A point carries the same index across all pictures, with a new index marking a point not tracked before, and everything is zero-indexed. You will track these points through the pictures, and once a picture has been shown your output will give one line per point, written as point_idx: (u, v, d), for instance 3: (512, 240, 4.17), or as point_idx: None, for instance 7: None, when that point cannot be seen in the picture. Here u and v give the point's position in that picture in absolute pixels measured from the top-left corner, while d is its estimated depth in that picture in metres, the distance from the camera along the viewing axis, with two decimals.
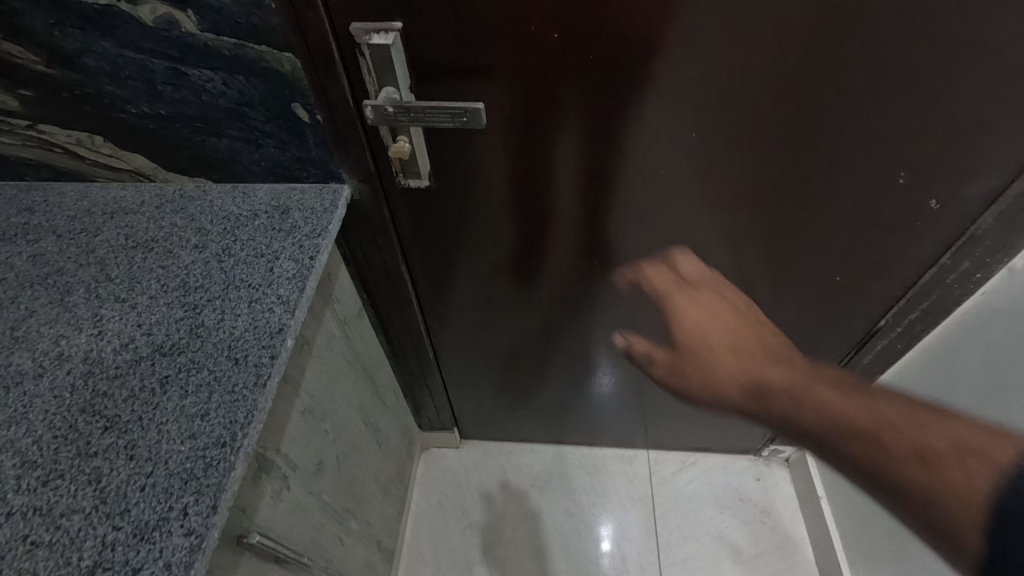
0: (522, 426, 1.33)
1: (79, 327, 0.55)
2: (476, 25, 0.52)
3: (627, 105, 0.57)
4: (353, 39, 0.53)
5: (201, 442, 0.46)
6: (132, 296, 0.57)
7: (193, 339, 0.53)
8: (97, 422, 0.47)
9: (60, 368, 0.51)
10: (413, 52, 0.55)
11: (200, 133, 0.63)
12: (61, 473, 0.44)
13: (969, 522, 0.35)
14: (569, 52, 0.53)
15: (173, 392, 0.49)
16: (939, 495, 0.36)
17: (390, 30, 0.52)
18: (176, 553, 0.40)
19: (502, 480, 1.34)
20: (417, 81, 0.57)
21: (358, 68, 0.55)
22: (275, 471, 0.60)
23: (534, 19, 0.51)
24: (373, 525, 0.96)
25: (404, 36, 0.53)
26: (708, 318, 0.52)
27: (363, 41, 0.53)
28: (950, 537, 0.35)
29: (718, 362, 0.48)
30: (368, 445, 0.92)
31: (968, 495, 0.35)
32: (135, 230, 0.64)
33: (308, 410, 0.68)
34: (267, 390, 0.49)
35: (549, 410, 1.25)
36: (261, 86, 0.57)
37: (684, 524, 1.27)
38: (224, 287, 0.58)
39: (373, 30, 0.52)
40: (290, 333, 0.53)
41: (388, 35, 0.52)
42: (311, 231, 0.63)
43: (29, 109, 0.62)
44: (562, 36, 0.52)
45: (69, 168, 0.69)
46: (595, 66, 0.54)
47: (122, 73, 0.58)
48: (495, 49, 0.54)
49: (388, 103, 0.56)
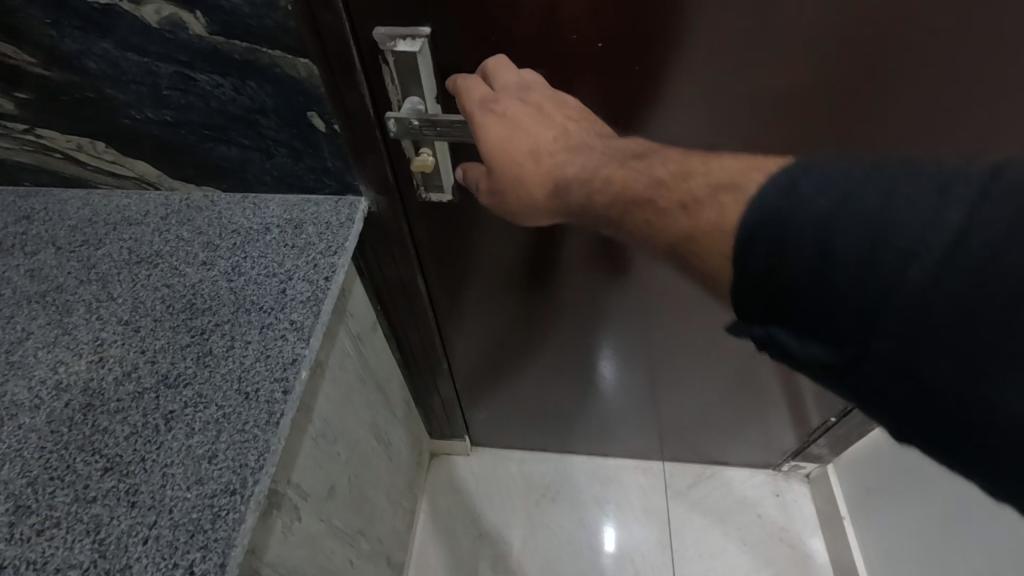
0: (535, 434, 1.29)
1: (78, 352, 0.51)
2: (512, 31, 0.47)
3: (673, 121, 0.52)
4: (376, 45, 0.49)
5: (209, 489, 0.42)
6: (136, 319, 0.53)
7: (200, 369, 0.49)
8: (97, 463, 0.44)
9: (58, 399, 0.48)
10: (441, 59, 0.50)
11: (208, 140, 0.59)
12: (57, 521, 0.41)
13: (719, 259, 0.32)
14: (613, 62, 0.49)
15: (178, 430, 0.46)
16: (691, 236, 0.33)
17: (418, 36, 0.47)
18: None
19: (514, 489, 1.31)
20: (444, 91, 0.53)
21: (380, 76, 0.51)
22: (285, 504, 0.57)
23: (577, 26, 0.46)
24: (383, 542, 0.93)
25: (432, 42, 0.49)
26: (530, 126, 0.45)
27: (387, 48, 0.48)
28: (710, 276, 0.33)
29: (526, 174, 0.45)
30: (380, 461, 0.89)
31: (716, 237, 0.32)
32: (140, 244, 0.60)
33: (320, 435, 0.65)
34: (279, 430, 0.46)
35: (564, 420, 1.22)
36: (274, 93, 0.53)
37: (699, 539, 1.23)
38: (233, 311, 0.54)
39: (399, 36, 0.47)
40: (304, 365, 0.49)
41: (415, 41, 0.48)
42: (326, 249, 0.59)
43: (25, 112, 0.58)
44: (607, 44, 0.47)
45: (69, 173, 0.65)
46: (642, 78, 0.49)
47: (124, 77, 0.53)
48: (531, 57, 0.49)
49: (412, 114, 0.52)
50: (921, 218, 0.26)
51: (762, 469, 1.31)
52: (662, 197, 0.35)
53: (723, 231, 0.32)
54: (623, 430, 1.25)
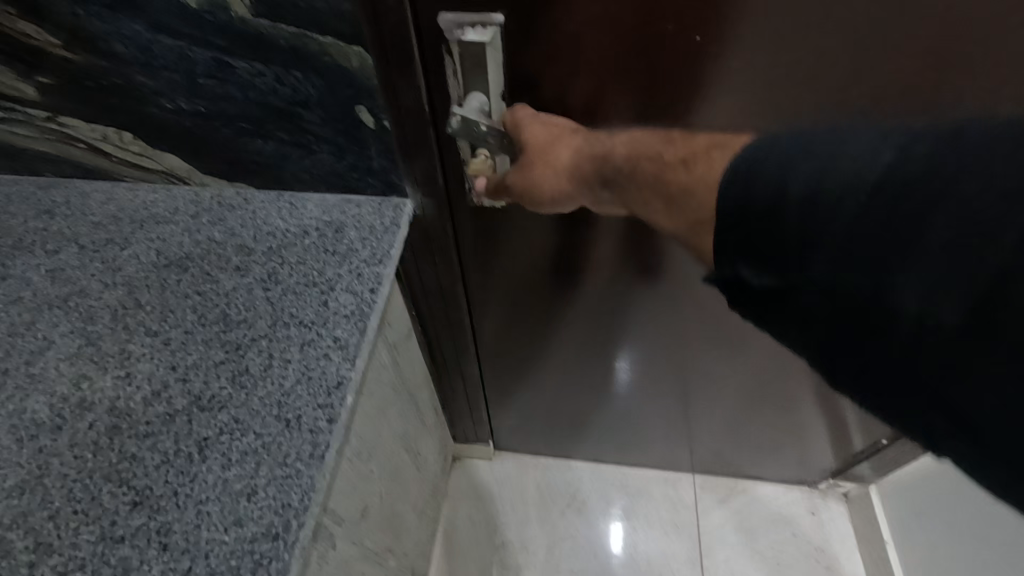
0: (562, 441, 1.25)
1: (104, 366, 0.47)
2: (598, 22, 0.42)
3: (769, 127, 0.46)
4: (441, 33, 0.43)
5: (248, 532, 0.38)
6: (165, 330, 0.49)
7: (235, 390, 0.45)
8: (124, 496, 0.40)
9: (81, 420, 0.43)
10: (513, 51, 0.45)
11: (244, 134, 0.53)
12: (81, 563, 0.37)
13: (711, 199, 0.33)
14: (711, 61, 0.43)
15: (213, 461, 0.41)
16: (684, 182, 0.35)
17: (488, 24, 0.42)
18: None
19: (537, 497, 1.27)
20: (510, 88, 0.47)
21: (441, 69, 0.46)
22: (321, 532, 0.52)
23: (675, 18, 0.41)
24: (409, 555, 0.90)
25: (505, 31, 0.43)
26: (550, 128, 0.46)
27: (453, 37, 0.43)
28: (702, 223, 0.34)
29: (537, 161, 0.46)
30: (409, 473, 0.85)
31: (708, 179, 0.34)
32: (168, 244, 0.56)
33: (357, 454, 0.60)
34: (325, 464, 0.41)
35: (593, 428, 1.18)
36: (321, 85, 0.48)
37: (731, 557, 1.19)
38: (271, 324, 0.49)
39: (467, 23, 0.42)
40: (350, 390, 0.45)
41: (484, 30, 0.42)
42: (370, 257, 0.54)
43: (47, 99, 0.53)
44: (708, 38, 0.41)
45: (92, 165, 0.60)
46: (741, 78, 0.44)
47: (156, 62, 0.48)
48: (617, 52, 0.43)
49: (479, 112, 0.46)
50: (871, 147, 0.27)
51: (798, 486, 1.25)
52: (662, 157, 0.38)
53: (708, 186, 0.34)
54: (653, 440, 1.20)
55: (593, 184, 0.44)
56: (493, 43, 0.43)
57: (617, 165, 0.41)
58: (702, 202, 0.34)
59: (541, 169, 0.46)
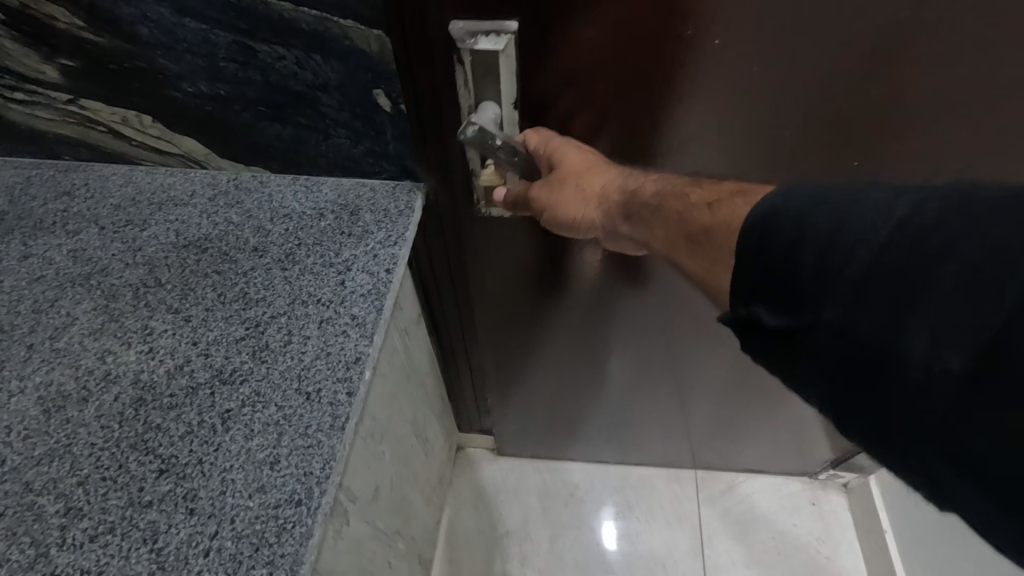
0: (566, 443, 1.25)
1: (127, 341, 0.48)
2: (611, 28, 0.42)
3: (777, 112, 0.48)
4: (452, 42, 0.44)
5: (272, 498, 0.39)
6: (186, 307, 0.50)
7: (256, 365, 0.46)
8: (151, 463, 0.41)
9: (107, 392, 0.45)
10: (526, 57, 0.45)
11: (263, 118, 0.55)
12: (111, 527, 0.38)
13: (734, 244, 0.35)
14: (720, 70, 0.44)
15: (237, 432, 0.42)
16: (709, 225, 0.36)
17: (503, 33, 0.43)
18: None
19: (541, 487, 1.28)
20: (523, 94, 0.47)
21: (452, 78, 0.47)
22: (337, 508, 0.54)
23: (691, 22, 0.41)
24: (416, 539, 0.91)
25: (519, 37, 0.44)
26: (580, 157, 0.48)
27: (466, 44, 0.44)
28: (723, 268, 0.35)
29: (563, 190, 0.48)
30: (417, 458, 0.86)
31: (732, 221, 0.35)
32: (187, 226, 0.57)
33: (369, 434, 0.61)
34: (346, 435, 0.42)
35: (597, 428, 1.17)
36: (340, 69, 0.49)
37: (733, 546, 1.20)
38: (289, 302, 0.50)
39: (481, 32, 0.43)
40: (369, 364, 0.46)
41: (498, 39, 0.43)
42: (386, 239, 0.55)
43: (70, 82, 0.54)
44: (723, 42, 0.42)
45: (111, 149, 0.61)
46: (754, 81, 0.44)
47: (180, 46, 0.49)
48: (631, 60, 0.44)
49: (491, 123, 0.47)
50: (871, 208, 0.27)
51: (798, 477, 1.27)
52: (688, 198, 0.40)
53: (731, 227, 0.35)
54: (656, 440, 1.21)
55: (617, 215, 0.45)
56: (506, 52, 0.44)
57: (646, 201, 0.43)
58: (725, 242, 0.35)
59: (569, 193, 0.47)
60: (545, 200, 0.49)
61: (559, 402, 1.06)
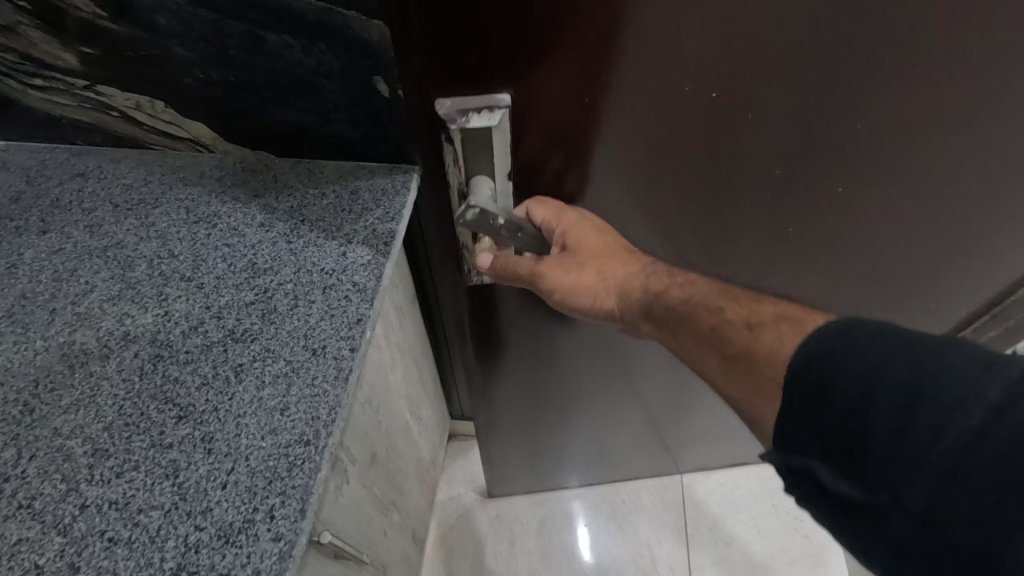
0: (553, 473, 1.26)
1: (144, 306, 0.51)
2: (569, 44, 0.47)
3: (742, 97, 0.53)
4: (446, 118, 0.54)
5: (283, 438, 0.43)
6: (198, 276, 0.54)
7: (266, 326, 0.50)
8: (170, 411, 0.44)
9: (127, 350, 0.48)
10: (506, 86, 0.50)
11: (269, 104, 0.59)
12: (135, 465, 0.42)
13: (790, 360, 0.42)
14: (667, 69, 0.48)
15: (249, 383, 0.46)
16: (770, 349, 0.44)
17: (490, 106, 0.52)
18: (265, 560, 0.37)
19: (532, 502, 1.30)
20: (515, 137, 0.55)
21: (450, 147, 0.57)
22: (337, 465, 0.57)
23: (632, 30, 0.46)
24: (411, 515, 0.95)
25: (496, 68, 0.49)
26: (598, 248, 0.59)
27: (460, 120, 0.53)
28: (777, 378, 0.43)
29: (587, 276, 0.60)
30: (412, 435, 0.90)
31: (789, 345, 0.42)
32: (197, 204, 0.61)
33: (367, 401, 0.65)
34: (350, 385, 0.46)
35: (584, 454, 1.20)
36: (343, 57, 0.53)
37: (713, 527, 1.27)
38: (295, 271, 0.54)
39: (471, 110, 0.52)
40: (370, 325, 0.50)
41: (487, 114, 0.52)
42: (384, 215, 0.59)
43: (88, 68, 0.58)
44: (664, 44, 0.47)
45: (123, 133, 0.65)
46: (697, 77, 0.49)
47: (194, 35, 0.53)
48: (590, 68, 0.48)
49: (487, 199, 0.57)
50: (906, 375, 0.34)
51: None
52: (726, 313, 0.50)
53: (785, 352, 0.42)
54: (636, 456, 1.24)
55: (638, 312, 0.58)
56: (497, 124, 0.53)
57: (674, 306, 0.54)
58: (777, 370, 0.42)
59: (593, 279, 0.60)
60: (570, 282, 0.60)
61: (531, 436, 1.09)
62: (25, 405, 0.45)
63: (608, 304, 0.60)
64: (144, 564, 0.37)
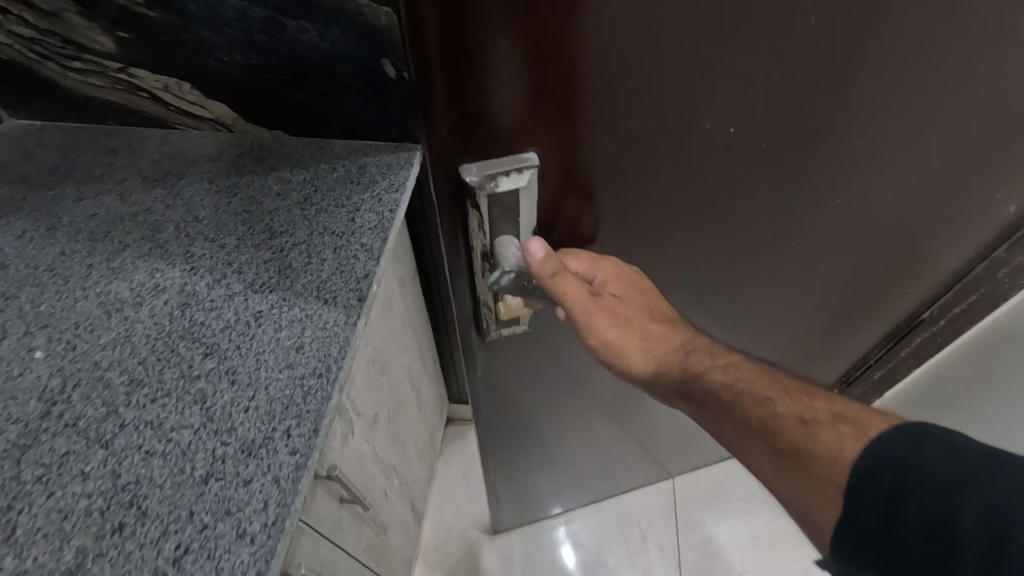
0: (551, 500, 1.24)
1: (172, 262, 0.57)
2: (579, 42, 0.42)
3: None
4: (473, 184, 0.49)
5: (299, 371, 0.48)
6: (220, 237, 0.59)
7: (282, 279, 0.55)
8: (197, 348, 0.50)
9: (157, 299, 0.54)
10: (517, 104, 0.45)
11: (286, 85, 0.65)
12: (167, 392, 0.47)
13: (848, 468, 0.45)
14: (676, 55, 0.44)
15: (268, 326, 0.51)
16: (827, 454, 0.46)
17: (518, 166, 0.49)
18: (283, 470, 0.42)
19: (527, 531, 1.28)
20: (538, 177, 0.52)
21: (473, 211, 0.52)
22: (344, 414, 0.63)
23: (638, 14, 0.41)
24: (410, 485, 1.00)
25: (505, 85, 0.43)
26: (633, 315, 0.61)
27: (489, 185, 0.49)
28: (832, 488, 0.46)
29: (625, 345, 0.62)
30: (412, 406, 0.95)
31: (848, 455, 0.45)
32: (218, 176, 0.66)
33: (371, 360, 0.70)
34: (358, 328, 0.51)
35: (577, 477, 1.18)
36: (355, 41, 0.59)
37: (703, 508, 1.31)
38: (309, 233, 0.60)
39: (501, 173, 0.49)
40: (376, 279, 0.55)
41: (515, 174, 0.49)
42: (389, 186, 0.65)
43: (123, 52, 0.64)
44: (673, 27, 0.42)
45: (150, 113, 0.71)
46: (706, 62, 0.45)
47: (221, 21, 0.59)
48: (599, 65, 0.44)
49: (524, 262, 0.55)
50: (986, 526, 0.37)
51: None
52: (777, 408, 0.52)
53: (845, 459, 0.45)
54: (629, 468, 1.24)
55: (675, 391, 0.61)
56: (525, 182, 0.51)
57: (719, 395, 0.56)
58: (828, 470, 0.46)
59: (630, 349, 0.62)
60: (609, 348, 0.62)
61: (523, 469, 1.07)
62: (68, 343, 0.50)
63: (633, 364, 0.62)
64: (176, 473, 0.42)
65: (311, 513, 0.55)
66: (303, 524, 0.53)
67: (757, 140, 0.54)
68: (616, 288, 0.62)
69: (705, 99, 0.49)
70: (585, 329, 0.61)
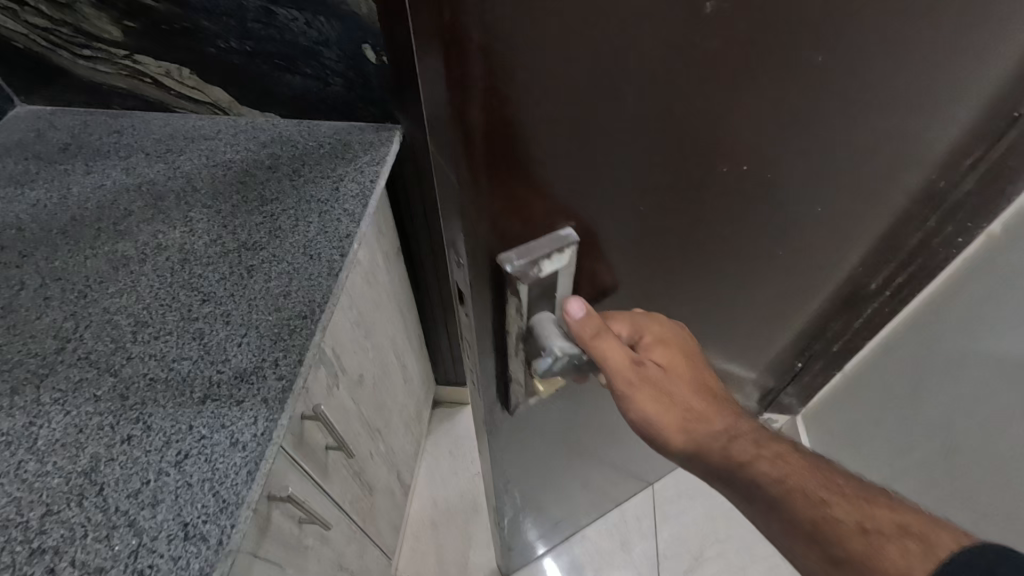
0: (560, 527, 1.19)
1: (173, 225, 0.63)
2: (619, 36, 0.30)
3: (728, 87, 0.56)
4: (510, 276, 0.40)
5: (287, 313, 0.54)
6: (217, 204, 0.66)
7: (272, 238, 0.62)
8: (196, 295, 0.56)
9: (159, 255, 0.60)
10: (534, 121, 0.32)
11: (278, 69, 0.71)
12: (169, 330, 0.53)
13: None
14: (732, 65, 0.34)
15: (259, 277, 0.58)
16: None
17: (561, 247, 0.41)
18: (271, 391, 0.48)
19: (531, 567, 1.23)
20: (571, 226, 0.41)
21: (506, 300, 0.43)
22: (330, 366, 0.69)
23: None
24: (396, 454, 1.06)
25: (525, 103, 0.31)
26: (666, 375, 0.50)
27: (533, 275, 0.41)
28: None
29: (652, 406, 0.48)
30: (397, 377, 1.02)
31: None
32: (215, 153, 0.73)
33: (356, 323, 0.77)
34: (340, 278, 0.58)
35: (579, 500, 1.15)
36: (339, 27, 0.66)
37: (681, 483, 1.37)
38: (297, 201, 0.66)
39: (544, 258, 0.41)
40: (357, 238, 0.62)
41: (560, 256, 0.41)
42: (371, 160, 0.71)
43: (129, 40, 0.70)
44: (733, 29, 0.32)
45: (153, 98, 0.78)
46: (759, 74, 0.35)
47: (219, 10, 0.66)
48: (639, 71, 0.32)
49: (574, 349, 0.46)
50: None
51: None
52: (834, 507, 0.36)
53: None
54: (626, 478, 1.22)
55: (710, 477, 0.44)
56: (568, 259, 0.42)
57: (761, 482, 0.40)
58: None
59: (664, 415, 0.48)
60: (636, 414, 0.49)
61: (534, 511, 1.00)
62: (80, 291, 0.56)
63: (668, 444, 0.48)
64: (177, 394, 0.48)
65: (299, 449, 0.61)
66: (291, 457, 0.59)
67: (772, 171, 0.45)
68: (661, 355, 0.51)
69: (730, 136, 0.39)
70: (621, 401, 0.50)
